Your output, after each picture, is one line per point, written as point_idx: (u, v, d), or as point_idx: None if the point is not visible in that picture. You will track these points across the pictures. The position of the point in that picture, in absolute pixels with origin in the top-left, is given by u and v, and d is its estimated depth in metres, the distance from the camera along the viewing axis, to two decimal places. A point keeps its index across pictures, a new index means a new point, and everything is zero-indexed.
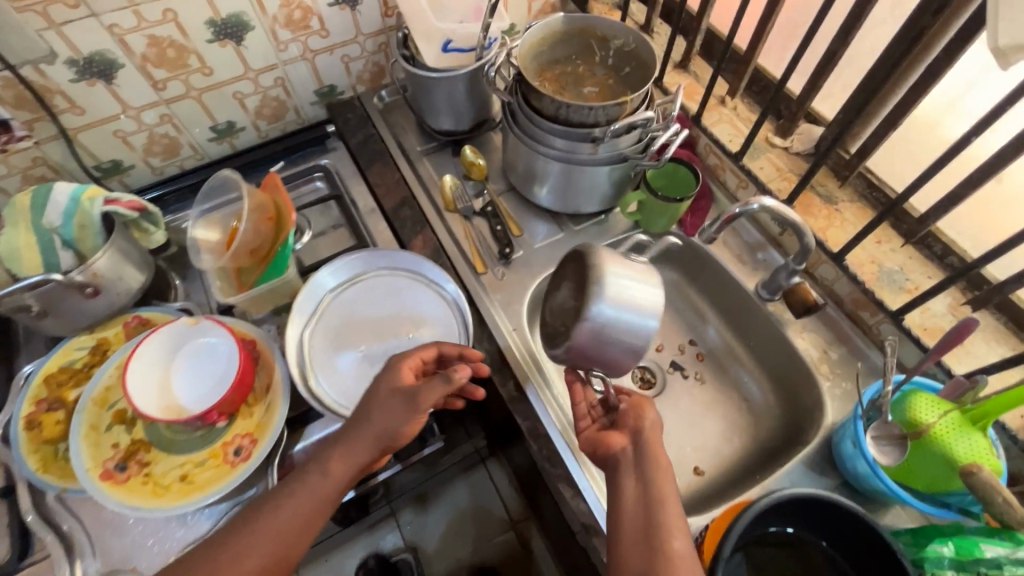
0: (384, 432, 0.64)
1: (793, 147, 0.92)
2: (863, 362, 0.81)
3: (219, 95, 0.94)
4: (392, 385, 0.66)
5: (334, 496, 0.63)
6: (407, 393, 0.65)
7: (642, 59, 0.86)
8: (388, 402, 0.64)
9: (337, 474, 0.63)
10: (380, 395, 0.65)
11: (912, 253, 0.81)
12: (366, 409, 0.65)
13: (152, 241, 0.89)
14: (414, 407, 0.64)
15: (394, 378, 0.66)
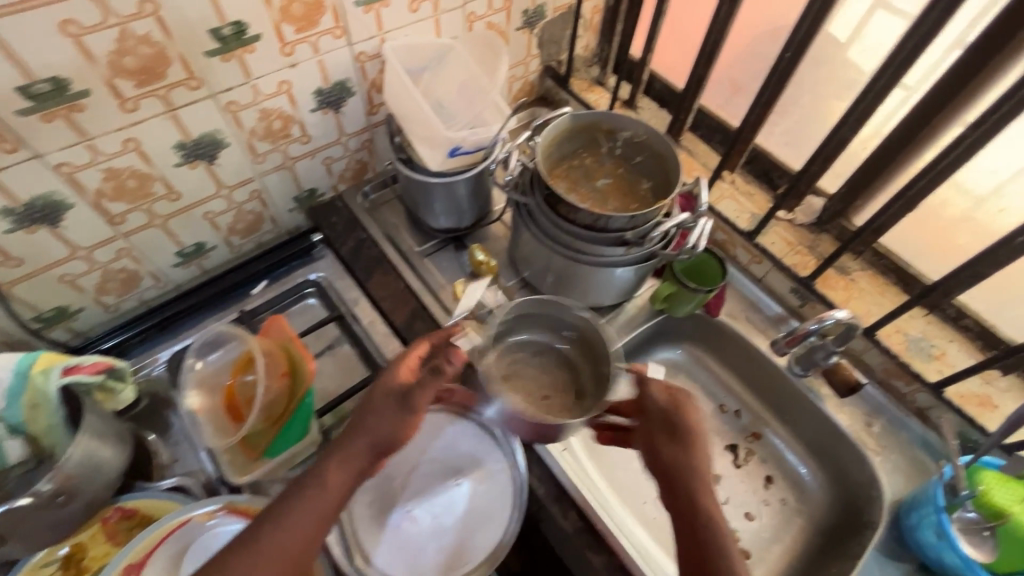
0: (377, 437, 0.58)
1: (797, 220, 0.94)
2: (905, 432, 0.82)
3: (187, 219, 0.82)
4: (387, 386, 0.60)
5: (337, 511, 0.55)
6: (407, 393, 0.59)
7: (654, 150, 0.82)
8: (383, 402, 0.59)
9: (340, 487, 0.55)
10: (378, 398, 0.59)
11: (931, 319, 0.84)
12: (363, 416, 0.58)
13: (121, 401, 0.74)
14: (409, 405, 0.59)
15: (387, 382, 0.61)
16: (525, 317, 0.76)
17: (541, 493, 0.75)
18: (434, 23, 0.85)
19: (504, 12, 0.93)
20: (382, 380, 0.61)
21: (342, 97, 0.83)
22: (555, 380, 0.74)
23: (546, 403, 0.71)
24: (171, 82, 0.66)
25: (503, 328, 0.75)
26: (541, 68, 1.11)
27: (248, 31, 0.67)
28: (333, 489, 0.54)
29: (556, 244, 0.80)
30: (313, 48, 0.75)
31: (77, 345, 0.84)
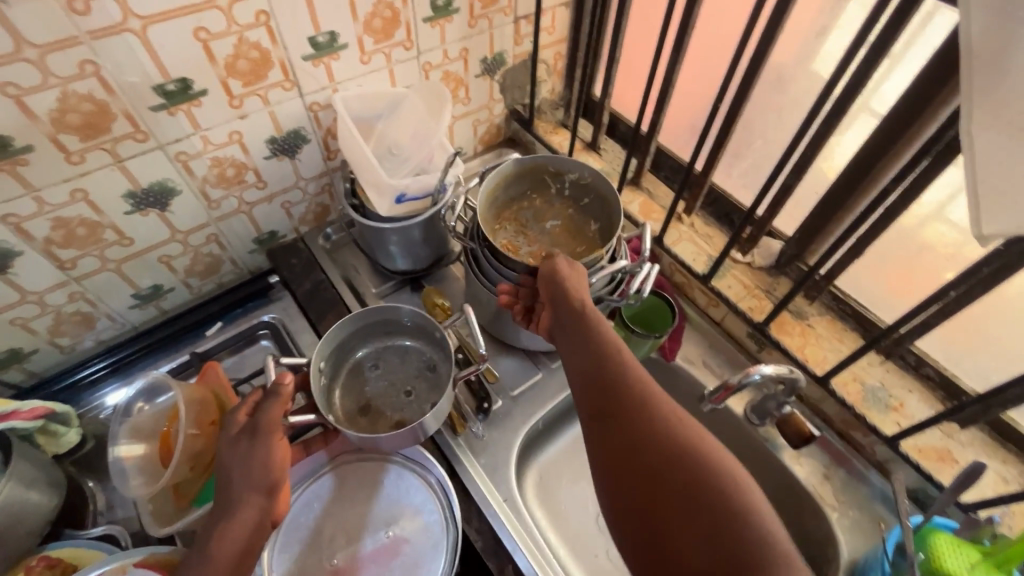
0: (249, 481, 0.55)
1: (755, 262, 0.92)
2: (867, 486, 0.78)
3: (142, 263, 0.83)
4: (233, 432, 0.58)
5: (237, 570, 0.53)
6: (251, 429, 0.57)
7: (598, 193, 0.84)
8: (235, 446, 0.57)
9: (230, 546, 0.53)
10: (230, 449, 0.57)
11: (890, 367, 0.82)
12: (224, 469, 0.56)
13: (64, 444, 0.74)
14: (259, 435, 0.57)
15: (230, 424, 0.59)
16: (343, 347, 0.80)
17: (479, 546, 0.73)
18: (388, 73, 0.87)
19: (461, 60, 0.95)
20: (226, 427, 0.59)
21: (296, 144, 0.85)
22: (410, 375, 0.81)
23: (409, 399, 0.79)
24: (116, 135, 0.68)
25: (332, 362, 0.78)
26: (506, 111, 1.12)
27: (194, 86, 0.70)
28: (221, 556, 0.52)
29: (499, 290, 0.80)
30: (263, 100, 0.77)
31: (31, 386, 0.85)
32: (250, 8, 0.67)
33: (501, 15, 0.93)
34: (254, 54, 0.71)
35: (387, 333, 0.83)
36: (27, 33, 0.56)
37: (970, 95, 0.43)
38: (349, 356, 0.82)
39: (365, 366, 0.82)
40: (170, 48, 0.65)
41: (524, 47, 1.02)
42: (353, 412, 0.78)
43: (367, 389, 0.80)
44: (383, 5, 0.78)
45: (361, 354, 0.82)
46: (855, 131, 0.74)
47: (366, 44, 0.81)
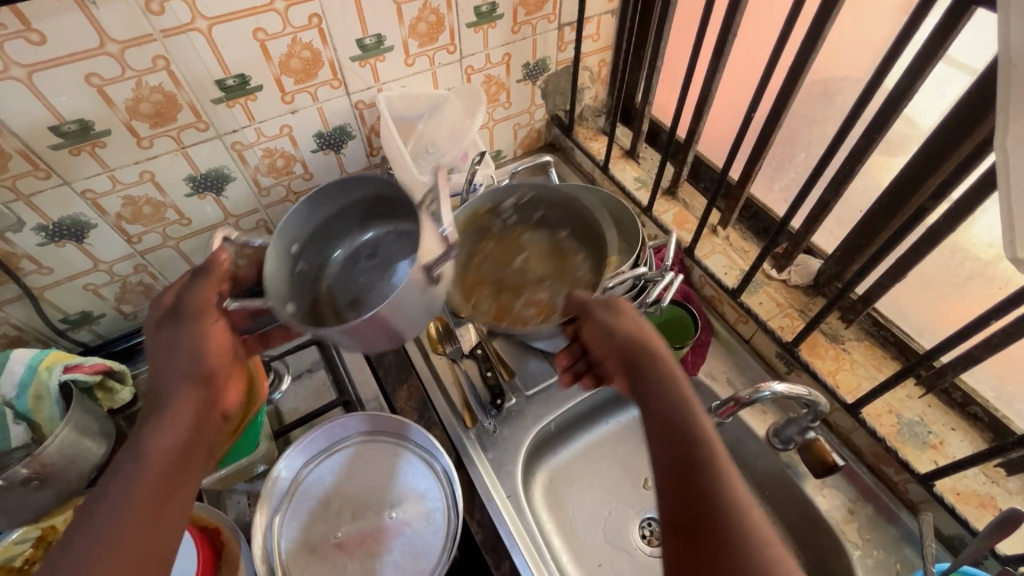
0: (183, 362, 0.54)
1: (791, 280, 0.89)
2: (895, 526, 0.73)
3: (198, 242, 0.91)
4: (161, 317, 0.57)
5: (177, 460, 0.50)
6: (177, 307, 0.57)
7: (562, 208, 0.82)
8: (163, 328, 0.56)
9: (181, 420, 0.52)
10: (165, 334, 0.55)
11: (932, 402, 0.76)
12: (158, 359, 0.55)
13: (117, 400, 0.82)
14: (194, 313, 0.56)
15: (156, 314, 0.57)
16: (322, 232, 0.70)
17: (479, 539, 0.75)
18: (432, 75, 0.91)
19: (503, 65, 0.98)
20: (150, 316, 0.58)
21: (341, 139, 0.91)
22: (397, 261, 0.69)
23: (395, 285, 0.67)
24: (181, 125, 0.75)
25: (309, 248, 0.69)
26: (547, 117, 1.14)
27: (251, 82, 0.76)
28: (174, 436, 0.51)
29: None
30: (313, 97, 0.83)
31: (97, 346, 0.94)
32: (304, 12, 0.73)
33: (545, 22, 0.95)
34: (305, 54, 0.77)
35: (366, 219, 0.73)
36: (111, 31, 0.63)
37: (1005, 110, 0.40)
38: (328, 251, 0.72)
39: (353, 256, 0.72)
40: (231, 47, 0.71)
41: (568, 54, 1.03)
42: (344, 303, 0.68)
43: (355, 280, 0.70)
44: (428, 10, 0.82)
45: (349, 246, 0.72)
46: None
47: (411, 47, 0.85)
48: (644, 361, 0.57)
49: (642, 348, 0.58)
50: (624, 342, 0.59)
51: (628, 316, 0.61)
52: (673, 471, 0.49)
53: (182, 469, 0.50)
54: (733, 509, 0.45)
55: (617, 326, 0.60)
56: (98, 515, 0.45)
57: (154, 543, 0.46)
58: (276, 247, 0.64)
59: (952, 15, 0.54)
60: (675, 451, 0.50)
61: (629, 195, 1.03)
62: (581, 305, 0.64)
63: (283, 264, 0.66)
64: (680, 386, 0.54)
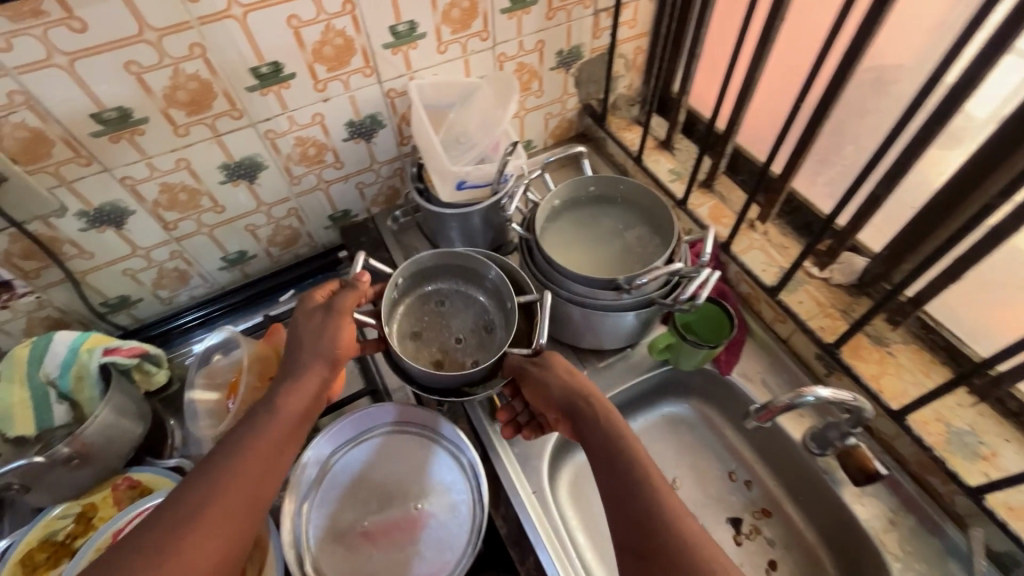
0: (317, 349, 0.62)
1: (833, 279, 0.85)
2: (939, 539, 0.70)
3: (231, 229, 0.92)
4: (310, 306, 0.65)
5: (292, 432, 0.58)
6: (330, 302, 0.65)
7: (655, 214, 0.85)
8: (311, 317, 0.64)
9: (297, 401, 0.59)
10: (306, 322, 0.64)
11: (984, 411, 0.72)
12: (296, 341, 0.63)
13: (153, 382, 0.84)
14: (337, 309, 0.64)
15: (309, 303, 0.66)
16: (428, 270, 0.85)
17: (504, 533, 0.74)
18: (463, 63, 0.90)
19: (536, 52, 0.95)
20: (303, 302, 0.66)
21: (372, 128, 0.90)
22: (462, 325, 0.85)
23: (456, 347, 0.83)
24: (216, 112, 0.76)
25: (412, 280, 0.85)
26: (579, 106, 1.11)
27: (284, 70, 0.76)
28: (290, 412, 0.58)
29: (548, 282, 0.81)
30: (345, 85, 0.82)
31: (135, 330, 0.97)
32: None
33: (580, 8, 0.92)
34: (339, 41, 0.76)
35: (467, 280, 0.87)
36: (150, 19, 0.64)
37: None
38: (423, 286, 0.87)
39: (432, 299, 0.87)
40: (265, 34, 0.71)
41: (603, 41, 1.00)
42: (407, 332, 0.84)
43: (420, 318, 0.85)
44: None
45: (440, 285, 0.87)
46: (965, 141, 0.65)
47: (444, 34, 0.84)
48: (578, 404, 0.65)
49: (575, 393, 0.66)
50: (558, 394, 0.67)
51: (558, 365, 0.69)
52: (614, 494, 0.56)
53: (287, 443, 0.57)
54: (667, 514, 0.52)
55: (551, 380, 0.68)
56: (224, 458, 0.53)
57: (247, 504, 0.52)
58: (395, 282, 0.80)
59: None
60: (616, 477, 0.57)
61: (663, 188, 1.00)
62: (517, 366, 0.71)
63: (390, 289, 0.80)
64: (611, 418, 0.62)
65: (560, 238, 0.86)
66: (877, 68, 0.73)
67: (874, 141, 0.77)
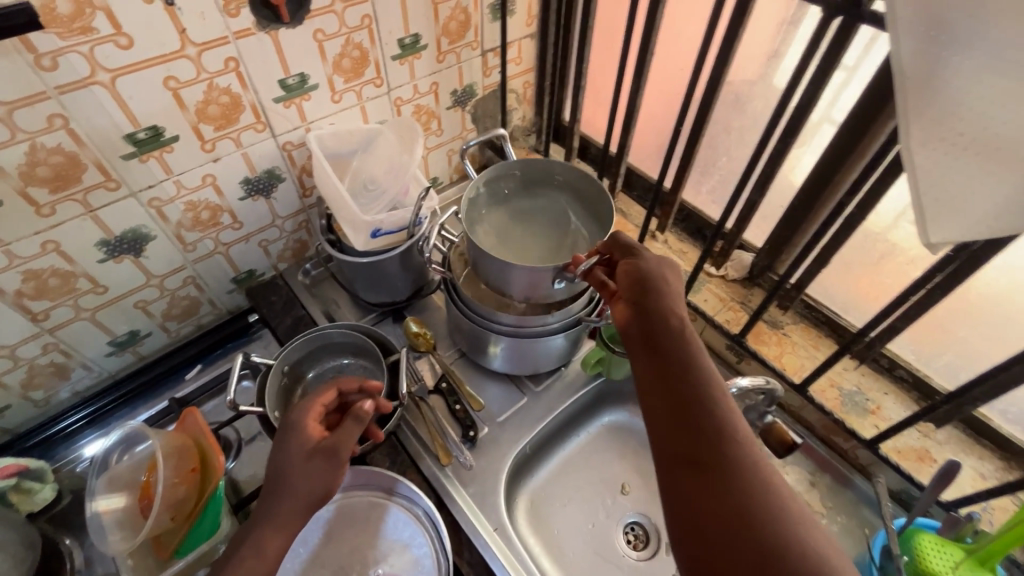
0: (309, 499, 0.59)
1: (729, 275, 0.95)
2: (851, 490, 0.79)
3: (118, 310, 0.82)
4: (305, 445, 0.61)
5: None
6: (329, 449, 0.61)
7: (583, 191, 0.83)
8: (307, 462, 0.60)
9: (273, 553, 0.56)
10: (295, 467, 0.60)
11: (865, 371, 0.84)
12: (282, 479, 0.59)
13: (36, 503, 0.72)
14: (337, 459, 0.61)
15: (304, 441, 0.62)
16: (306, 357, 0.83)
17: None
18: (360, 110, 0.89)
19: (432, 94, 0.97)
20: (300, 439, 0.62)
21: (271, 183, 0.86)
22: None
23: None
24: (87, 185, 0.68)
25: (297, 367, 0.82)
26: (479, 140, 1.15)
27: (165, 133, 0.70)
28: (267, 558, 0.56)
29: (476, 316, 0.82)
30: (235, 142, 0.78)
31: (4, 442, 0.83)
32: (219, 56, 0.69)
33: (468, 49, 0.96)
34: (224, 99, 0.73)
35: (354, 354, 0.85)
36: None
37: (906, 116, 0.43)
38: (311, 369, 0.84)
39: (324, 379, 0.84)
40: (138, 97, 0.66)
41: (493, 78, 1.05)
42: None
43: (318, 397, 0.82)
44: (352, 46, 0.80)
45: (327, 366, 0.85)
46: (813, 144, 0.77)
47: (337, 83, 0.83)
48: (654, 303, 0.55)
49: (654, 283, 0.57)
50: (648, 279, 0.57)
51: (677, 274, 0.60)
52: (668, 372, 0.51)
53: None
54: (745, 451, 0.45)
55: (646, 262, 0.59)
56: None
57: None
58: (275, 370, 0.77)
59: (843, 29, 0.61)
60: (672, 388, 0.50)
61: None
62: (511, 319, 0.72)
63: (274, 378, 0.78)
64: (686, 329, 0.53)
65: (493, 230, 0.83)
66: (734, 90, 0.83)
67: (739, 152, 0.88)
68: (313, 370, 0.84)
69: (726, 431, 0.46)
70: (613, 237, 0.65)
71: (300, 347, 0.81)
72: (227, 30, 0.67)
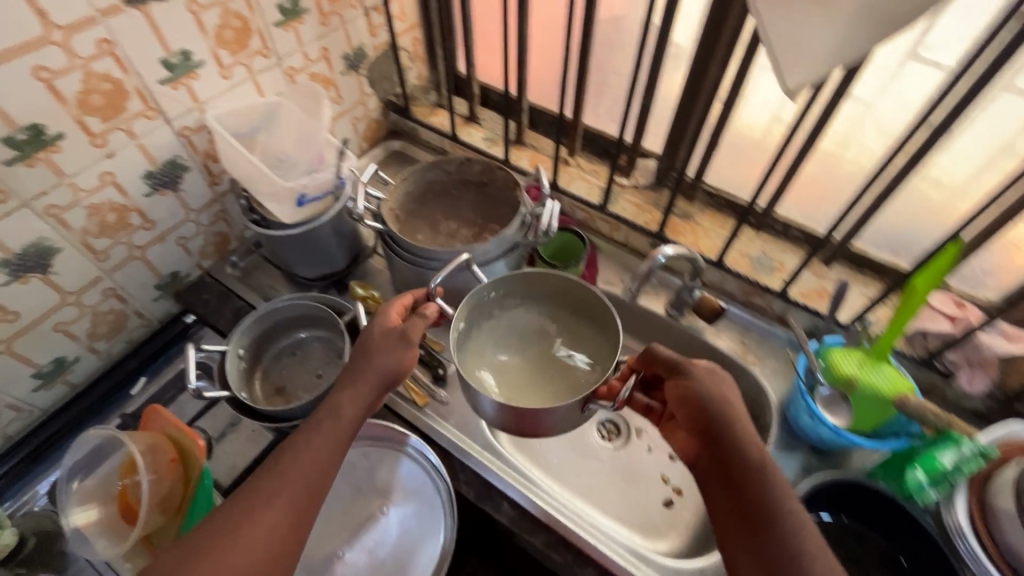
0: (381, 373, 0.63)
1: (639, 183, 1.03)
2: (773, 339, 0.92)
3: (36, 338, 0.77)
4: (386, 327, 0.66)
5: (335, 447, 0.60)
6: (406, 331, 0.65)
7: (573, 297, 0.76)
8: (385, 341, 0.65)
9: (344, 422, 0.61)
10: (375, 343, 0.64)
11: (766, 237, 0.96)
12: (364, 350, 0.65)
13: None
14: (409, 342, 0.64)
15: (385, 322, 0.66)
16: (259, 338, 0.82)
17: (472, 495, 0.77)
18: (253, 84, 0.87)
19: (323, 60, 0.97)
20: (381, 319, 0.67)
21: (176, 174, 0.83)
22: (321, 359, 0.83)
23: (319, 381, 0.81)
24: None
25: (252, 350, 0.81)
26: (381, 104, 1.16)
27: (48, 131, 0.66)
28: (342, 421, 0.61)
29: (418, 260, 0.85)
30: (128, 134, 0.74)
31: None
32: (89, 39, 0.65)
33: (349, 9, 0.95)
34: (105, 87, 0.69)
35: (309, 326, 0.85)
36: None
37: None
38: (266, 350, 0.84)
39: (282, 356, 0.84)
40: (8, 93, 0.61)
41: (381, 37, 1.05)
42: (272, 392, 0.81)
43: (280, 374, 0.82)
44: (230, 15, 0.78)
45: (281, 344, 0.84)
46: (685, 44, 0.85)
47: (223, 58, 0.80)
48: (731, 461, 0.58)
49: (712, 408, 0.60)
50: (709, 405, 0.59)
51: (730, 386, 0.62)
52: (755, 542, 0.54)
53: (315, 493, 0.59)
54: None
55: (708, 399, 0.60)
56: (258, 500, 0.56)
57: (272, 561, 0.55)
58: (229, 354, 0.76)
59: None
60: (749, 516, 0.55)
61: (484, 155, 1.11)
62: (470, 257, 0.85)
63: (230, 363, 0.77)
64: (779, 495, 0.55)
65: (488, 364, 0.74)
66: (607, 8, 0.90)
67: (624, 67, 0.96)
68: (268, 349, 0.84)
69: (800, 544, 0.52)
70: (649, 352, 0.66)
71: (247, 327, 0.79)
72: (92, 9, 0.64)
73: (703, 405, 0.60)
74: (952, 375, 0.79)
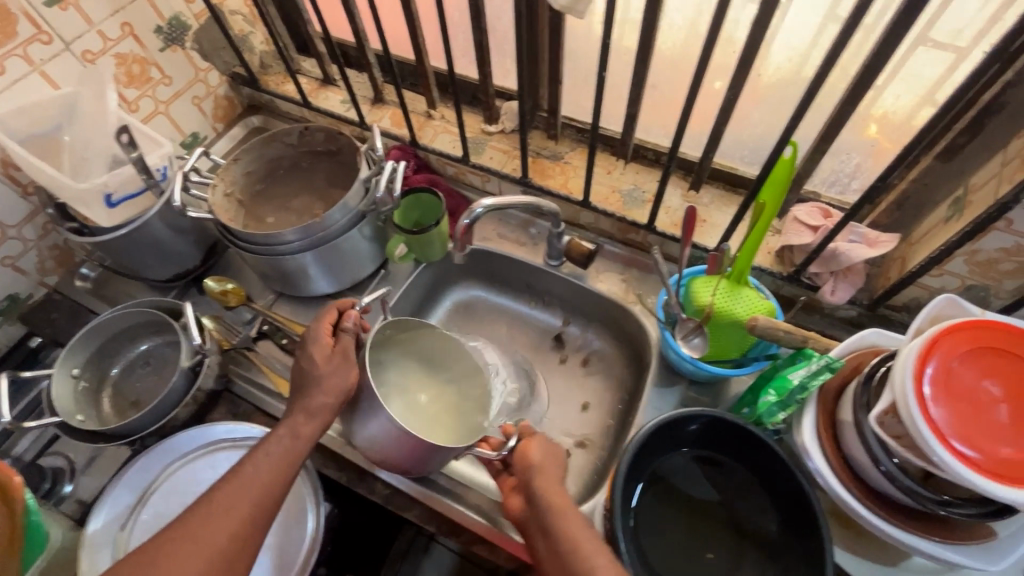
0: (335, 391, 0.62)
1: (506, 127, 0.96)
2: (654, 274, 0.89)
3: None
4: (322, 351, 0.65)
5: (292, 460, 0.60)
6: (346, 349, 0.65)
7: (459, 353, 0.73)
8: (327, 363, 0.64)
9: (307, 435, 0.62)
10: (319, 366, 0.63)
11: (638, 168, 0.90)
12: (308, 377, 0.63)
13: None
14: (352, 358, 0.64)
15: (320, 345, 0.65)
16: (100, 355, 0.77)
17: (344, 480, 0.75)
18: (41, 76, 0.78)
19: (129, 37, 0.86)
20: (314, 338, 0.66)
21: None
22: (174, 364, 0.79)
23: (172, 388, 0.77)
24: None
25: (95, 368, 0.77)
26: (225, 78, 1.05)
27: None
28: (302, 438, 0.61)
29: (264, 249, 0.79)
30: None
31: None
32: None
33: None
34: None
35: (157, 332, 0.80)
36: None
37: None
38: (114, 367, 0.79)
39: (133, 368, 0.79)
40: None
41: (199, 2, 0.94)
42: (126, 406, 0.77)
43: (133, 387, 0.78)
44: None
45: (130, 357, 0.80)
46: None
47: None
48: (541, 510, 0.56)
49: (534, 468, 0.60)
50: (532, 467, 0.60)
51: (560, 456, 0.62)
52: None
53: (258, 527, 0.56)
54: None
55: (534, 460, 0.61)
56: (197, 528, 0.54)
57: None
58: (57, 375, 0.72)
59: None
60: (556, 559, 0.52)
61: (342, 119, 1.02)
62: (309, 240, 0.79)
63: (63, 386, 0.73)
64: (574, 531, 0.53)
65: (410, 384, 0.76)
66: None
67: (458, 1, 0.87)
68: (120, 364, 0.79)
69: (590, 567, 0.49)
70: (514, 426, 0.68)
71: (75, 345, 0.74)
72: None
73: (530, 465, 0.60)
74: (819, 287, 0.77)
